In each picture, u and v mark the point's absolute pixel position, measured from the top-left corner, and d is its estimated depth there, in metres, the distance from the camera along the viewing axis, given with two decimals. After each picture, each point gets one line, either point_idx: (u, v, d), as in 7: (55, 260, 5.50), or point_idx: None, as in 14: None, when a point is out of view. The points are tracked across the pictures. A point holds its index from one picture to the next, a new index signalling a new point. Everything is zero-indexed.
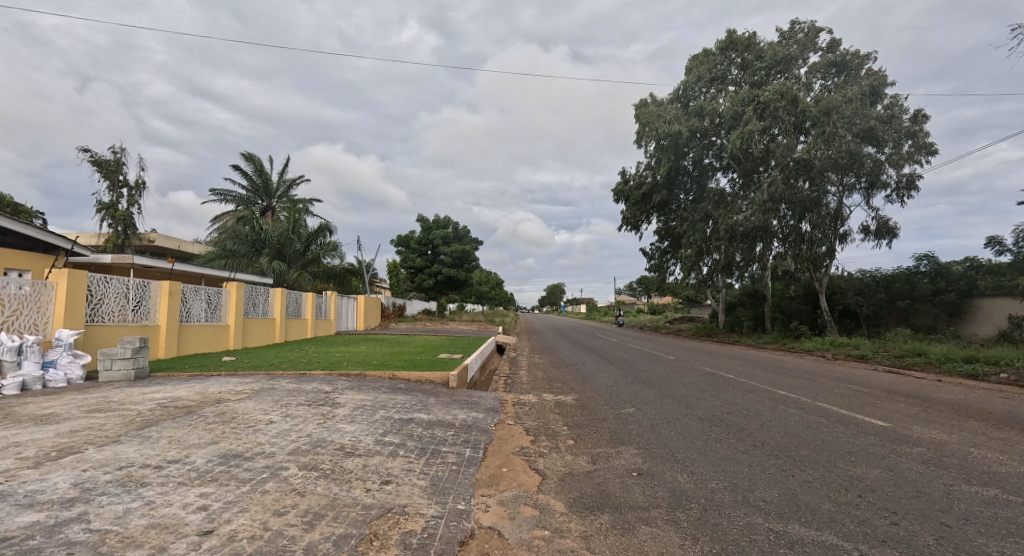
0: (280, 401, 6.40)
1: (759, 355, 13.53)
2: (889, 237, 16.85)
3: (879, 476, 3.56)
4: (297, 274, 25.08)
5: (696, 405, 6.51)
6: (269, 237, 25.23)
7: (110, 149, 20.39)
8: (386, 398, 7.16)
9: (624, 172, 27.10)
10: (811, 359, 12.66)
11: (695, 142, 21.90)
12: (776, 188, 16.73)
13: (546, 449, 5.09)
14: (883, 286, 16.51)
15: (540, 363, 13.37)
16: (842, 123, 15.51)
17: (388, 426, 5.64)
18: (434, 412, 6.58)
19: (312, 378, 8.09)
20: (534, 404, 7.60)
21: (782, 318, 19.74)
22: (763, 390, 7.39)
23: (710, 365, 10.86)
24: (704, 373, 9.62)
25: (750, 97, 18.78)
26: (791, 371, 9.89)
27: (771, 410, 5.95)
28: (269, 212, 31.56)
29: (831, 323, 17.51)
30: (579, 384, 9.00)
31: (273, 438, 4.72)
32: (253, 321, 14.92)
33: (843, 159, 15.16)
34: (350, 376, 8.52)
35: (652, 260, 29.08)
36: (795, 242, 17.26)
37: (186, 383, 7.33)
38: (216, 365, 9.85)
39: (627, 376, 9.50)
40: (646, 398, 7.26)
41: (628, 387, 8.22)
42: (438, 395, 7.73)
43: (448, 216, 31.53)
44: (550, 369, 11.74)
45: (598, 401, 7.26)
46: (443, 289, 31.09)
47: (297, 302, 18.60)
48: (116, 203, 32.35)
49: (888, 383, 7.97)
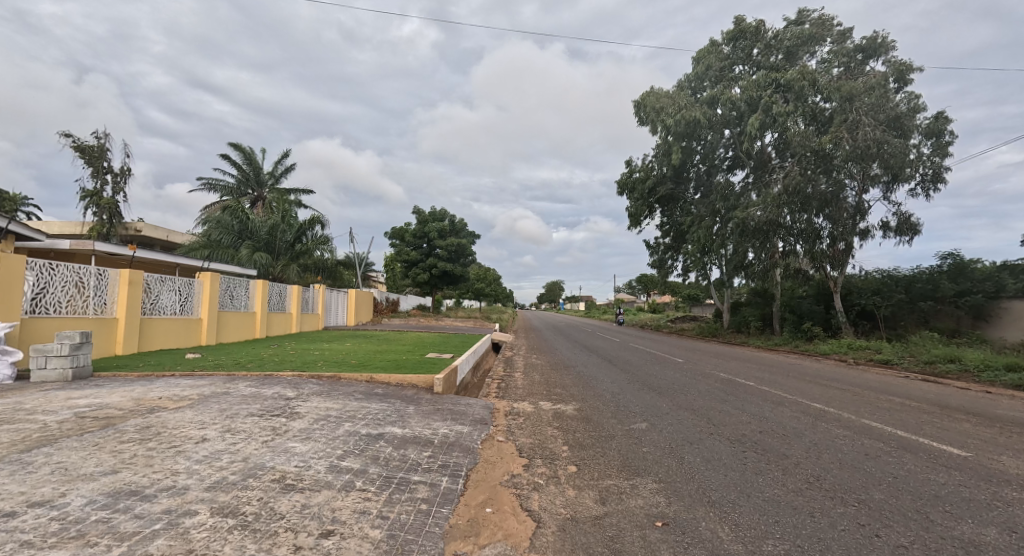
0: (227, 410, 5.38)
1: (774, 358, 12.58)
2: (910, 236, 16.11)
3: (1002, 542, 2.57)
4: (283, 266, 24.19)
5: (719, 421, 5.52)
6: (256, 228, 24.20)
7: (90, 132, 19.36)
8: (357, 407, 6.15)
9: (630, 163, 26.14)
10: (831, 364, 11.69)
11: (708, 132, 20.92)
12: (792, 181, 15.88)
13: (543, 479, 4.09)
14: (903, 285, 15.52)
15: (537, 364, 12.41)
16: (866, 111, 14.62)
17: (350, 445, 4.61)
18: (410, 426, 5.57)
19: (273, 381, 7.09)
20: (530, 415, 6.61)
21: (792, 318, 18.80)
22: (793, 402, 6.40)
23: (722, 370, 9.90)
24: (719, 379, 8.64)
25: (769, 81, 17.90)
26: (816, 379, 8.90)
27: (813, 430, 4.96)
28: (259, 202, 30.53)
29: (846, 324, 16.56)
30: (580, 389, 8.04)
31: (195, 464, 3.70)
32: (231, 315, 13.92)
33: (870, 149, 14.21)
34: (321, 379, 7.50)
35: (654, 256, 28.07)
36: (812, 239, 16.31)
37: (126, 387, 6.31)
38: (175, 363, 8.84)
39: (633, 381, 8.54)
40: (659, 409, 6.27)
41: (637, 396, 7.24)
42: (419, 403, 6.72)
43: (445, 209, 30.52)
44: (548, 372, 10.76)
45: (604, 413, 6.29)
46: (437, 284, 30.05)
47: (281, 296, 17.59)
48: (101, 191, 31.26)
49: (932, 394, 6.99)
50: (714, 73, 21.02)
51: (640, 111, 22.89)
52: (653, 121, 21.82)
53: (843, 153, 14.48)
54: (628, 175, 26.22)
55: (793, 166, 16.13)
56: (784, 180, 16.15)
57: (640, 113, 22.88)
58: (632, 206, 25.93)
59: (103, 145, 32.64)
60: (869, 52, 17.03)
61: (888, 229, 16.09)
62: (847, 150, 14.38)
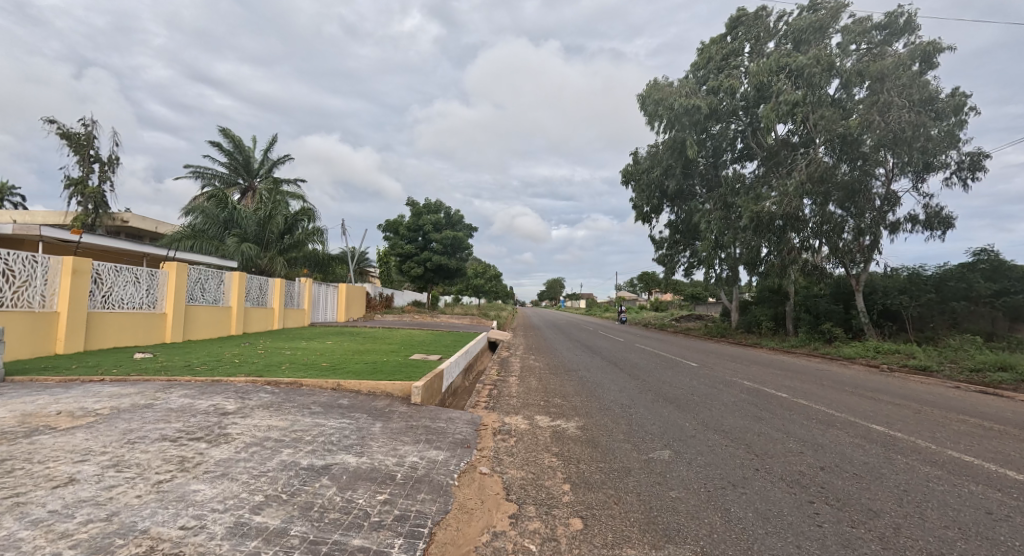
0: (135, 432, 4.19)
1: (795, 363, 11.43)
2: (942, 229, 15.26)
3: None
4: (271, 258, 22.72)
5: (763, 450, 4.34)
6: (242, 218, 23.07)
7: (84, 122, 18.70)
8: (307, 425, 4.94)
9: (636, 154, 25.03)
10: (859, 370, 10.53)
11: (716, 121, 19.44)
12: (819, 167, 14.93)
13: (536, 544, 2.91)
14: (933, 285, 14.33)
15: (535, 366, 11.23)
16: (896, 92, 13.48)
17: (277, 486, 3.43)
18: (369, 454, 4.38)
19: (215, 391, 5.90)
20: (524, 434, 5.47)
21: (809, 319, 17.59)
22: (846, 422, 5.22)
23: (739, 376, 8.74)
24: (744, 388, 7.50)
25: (780, 65, 16.38)
26: (855, 388, 7.70)
27: (893, 467, 3.77)
28: (250, 192, 29.40)
29: (869, 326, 15.35)
30: (584, 400, 6.90)
31: (24, 530, 2.51)
32: (202, 310, 12.82)
33: (904, 132, 13.10)
34: (279, 388, 6.36)
35: (659, 252, 26.85)
36: (835, 230, 15.22)
37: (27, 398, 5.14)
38: (116, 363, 7.67)
39: (646, 390, 7.40)
40: (682, 430, 5.12)
41: (652, 411, 6.08)
42: (389, 419, 5.56)
43: (440, 201, 29.36)
44: (546, 376, 9.62)
45: (615, 434, 5.13)
46: (433, 278, 28.91)
47: (262, 290, 16.44)
48: (87, 179, 30.12)
49: (1005, 413, 5.80)
50: (716, 63, 19.03)
51: (643, 101, 21.57)
52: (655, 114, 20.53)
53: (872, 138, 13.42)
54: (633, 166, 25.00)
55: (819, 153, 15.09)
56: (807, 168, 15.25)
57: (644, 102, 21.59)
58: (637, 197, 24.83)
59: (88, 132, 31.46)
60: (888, 32, 15.62)
61: (915, 222, 15.21)
62: (878, 134, 13.32)
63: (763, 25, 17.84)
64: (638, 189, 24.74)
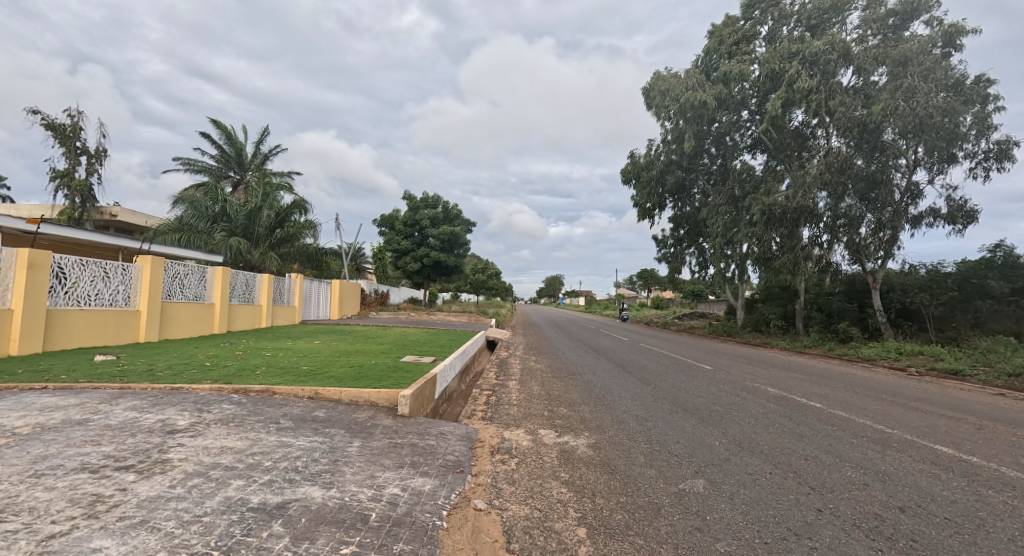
0: (50, 459, 3.39)
1: (815, 365, 10.72)
2: (964, 224, 14.54)
3: None
4: (262, 253, 21.86)
5: (819, 481, 3.58)
6: (231, 212, 22.23)
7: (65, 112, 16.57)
8: (270, 445, 4.14)
9: (633, 155, 24.09)
10: (885, 373, 9.79)
11: (723, 111, 18.53)
12: (839, 156, 14.26)
13: None
14: (955, 283, 13.51)
15: (537, 368, 10.50)
16: (920, 77, 12.79)
17: (208, 540, 2.62)
18: (341, 485, 3.58)
19: (170, 402, 5.09)
20: (528, 454, 4.71)
21: (822, 318, 16.90)
22: (903, 441, 4.47)
23: (758, 381, 8.03)
24: (768, 395, 6.79)
25: (793, 51, 15.53)
26: (892, 395, 6.96)
27: (991, 509, 3.02)
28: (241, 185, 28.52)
29: (886, 325, 14.62)
30: (592, 411, 6.16)
31: None
32: (181, 307, 12.03)
33: (931, 118, 12.47)
34: (247, 398, 5.57)
35: (663, 249, 26.09)
36: (852, 225, 14.78)
37: None
38: (70, 366, 6.86)
39: (662, 399, 6.69)
40: (712, 451, 4.36)
41: (672, 425, 5.33)
42: (370, 436, 4.77)
43: (438, 195, 28.58)
44: (549, 380, 8.88)
45: (634, 456, 4.36)
46: (430, 275, 28.15)
47: (249, 286, 15.64)
48: (73, 172, 29.21)
49: None
50: (726, 50, 18.18)
51: (647, 93, 20.76)
52: (661, 105, 19.73)
53: (897, 124, 12.82)
54: (632, 165, 24.13)
55: (838, 142, 14.33)
56: (825, 159, 14.54)
57: (649, 91, 20.77)
58: (637, 195, 23.96)
59: (75, 125, 30.55)
60: (904, 17, 14.52)
61: (936, 215, 14.51)
62: (905, 120, 12.69)
63: (777, 8, 17.01)
64: (639, 186, 23.86)
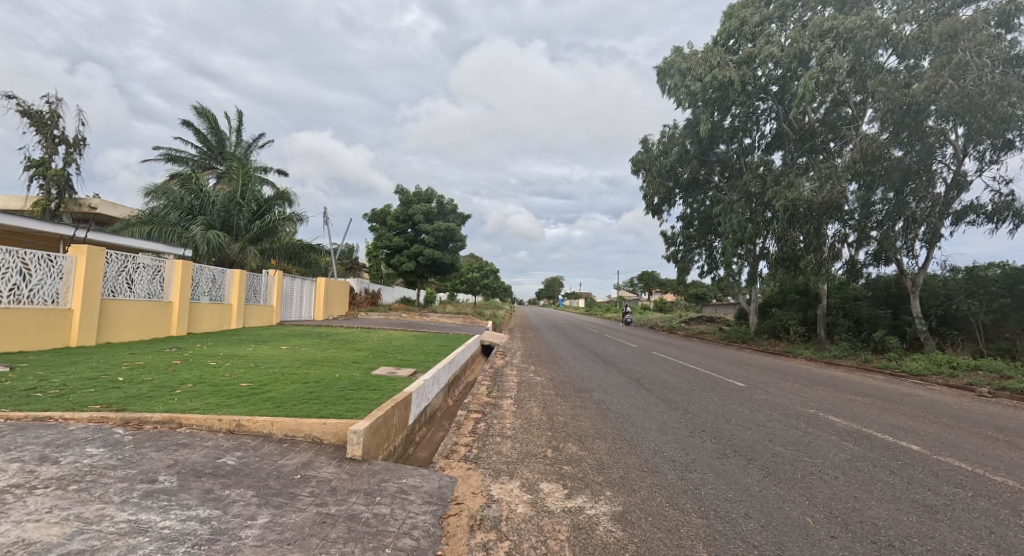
0: None
1: (862, 382, 9.13)
2: (1013, 223, 12.93)
3: None
4: (242, 247, 20.32)
5: None
6: (209, 202, 20.66)
7: (42, 99, 15.05)
8: (109, 535, 2.54)
9: (646, 141, 22.59)
10: (953, 393, 8.18)
11: (743, 97, 17.09)
12: (874, 144, 12.60)
13: None
14: (1007, 287, 11.93)
15: (538, 381, 8.95)
16: (973, 52, 11.19)
17: None
18: None
19: (11, 444, 3.52)
20: (522, 535, 3.11)
21: (850, 325, 15.33)
22: None
23: (809, 405, 6.48)
24: (837, 428, 5.22)
25: (823, 27, 14.25)
26: (995, 429, 5.36)
27: None
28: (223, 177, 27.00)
29: (927, 334, 12.94)
30: (613, 453, 4.59)
31: None
32: (127, 306, 10.46)
33: (982, 97, 10.92)
34: (135, 435, 3.99)
35: (671, 248, 24.51)
36: (888, 220, 13.24)
37: None
38: None
39: (699, 433, 5.17)
40: (810, 541, 2.80)
41: (725, 482, 3.78)
42: (291, 503, 3.19)
43: (433, 189, 27.03)
44: (552, 399, 7.37)
45: (689, 548, 2.81)
46: (424, 274, 26.54)
47: (216, 282, 14.09)
48: (50, 161, 27.64)
49: None
50: (747, 30, 16.68)
51: (664, 72, 19.34)
52: (678, 87, 18.29)
53: (941, 105, 11.32)
54: (644, 153, 22.57)
55: (876, 127, 12.77)
56: (859, 145, 12.99)
57: (665, 75, 19.32)
58: (647, 185, 22.38)
59: (54, 112, 29.02)
60: None
61: (981, 212, 12.95)
62: (951, 100, 11.17)
63: None
64: (649, 177, 22.28)
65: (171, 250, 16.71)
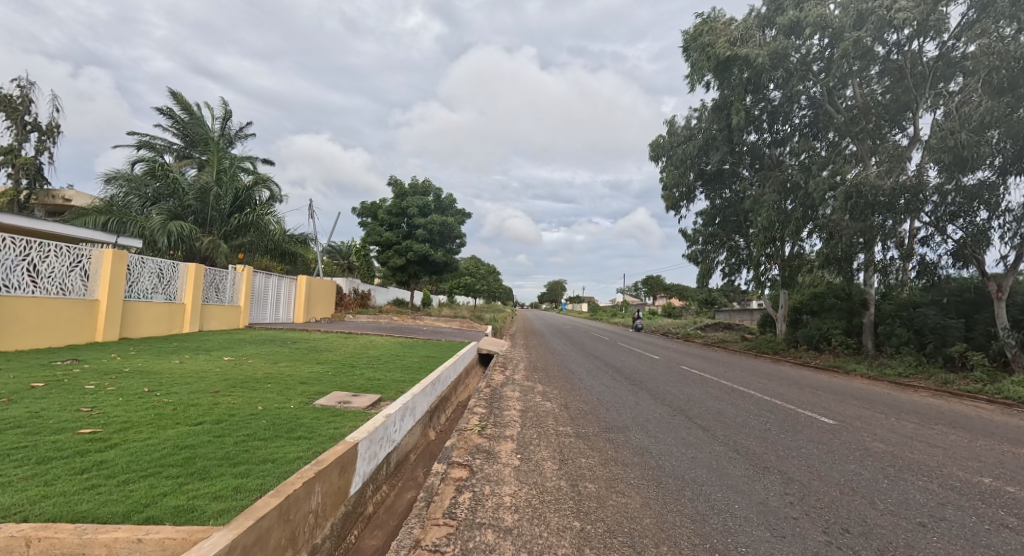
0: None
1: (980, 415, 6.81)
2: None
3: None
4: (212, 240, 18.07)
5: None
6: (178, 191, 18.42)
7: None
8: None
9: (667, 127, 20.35)
10: None
11: (785, 71, 14.87)
12: (978, 109, 10.15)
13: None
14: None
15: (548, 412, 6.66)
16: None
17: None
18: None
19: None
20: None
21: (911, 336, 13.00)
22: None
23: (970, 469, 4.17)
24: None
25: None
26: None
27: None
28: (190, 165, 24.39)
29: (1018, 348, 10.69)
30: None
31: None
32: (26, 305, 8.32)
33: None
34: None
35: (692, 247, 22.24)
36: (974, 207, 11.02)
37: None
38: None
39: (847, 541, 2.91)
40: None
41: None
42: None
43: (429, 181, 24.91)
44: (573, 446, 5.09)
45: None
46: (417, 272, 24.28)
47: (164, 278, 11.92)
48: (19, 148, 25.44)
49: None
50: None
51: (687, 49, 17.19)
52: (704, 64, 16.14)
53: None
54: (664, 139, 20.37)
55: (969, 95, 10.47)
56: (948, 118, 10.66)
57: (688, 52, 17.16)
58: (667, 175, 20.10)
59: (23, 96, 26.78)
60: None
61: None
62: None
63: None
64: (670, 165, 20.02)
65: (106, 237, 12.85)
